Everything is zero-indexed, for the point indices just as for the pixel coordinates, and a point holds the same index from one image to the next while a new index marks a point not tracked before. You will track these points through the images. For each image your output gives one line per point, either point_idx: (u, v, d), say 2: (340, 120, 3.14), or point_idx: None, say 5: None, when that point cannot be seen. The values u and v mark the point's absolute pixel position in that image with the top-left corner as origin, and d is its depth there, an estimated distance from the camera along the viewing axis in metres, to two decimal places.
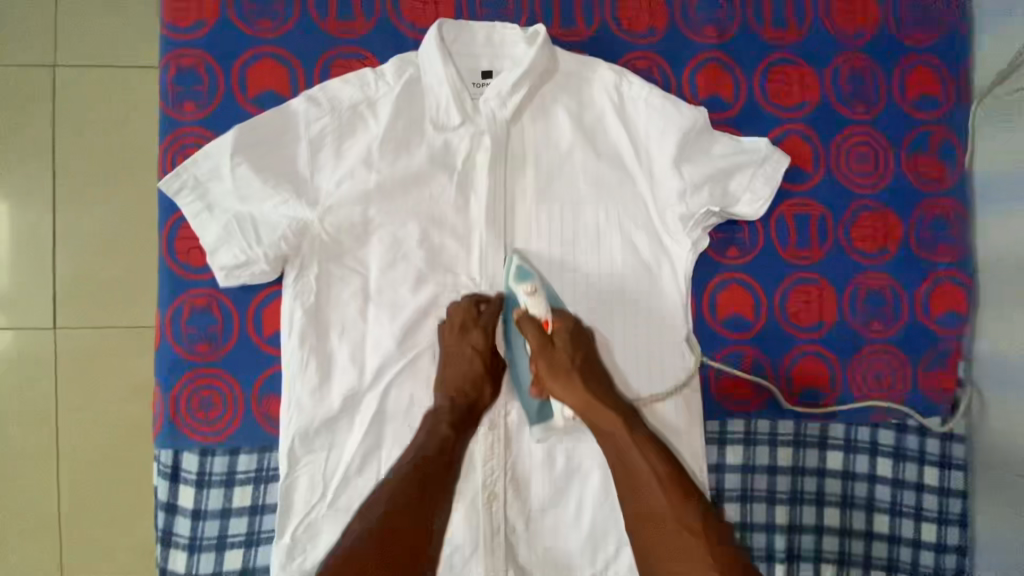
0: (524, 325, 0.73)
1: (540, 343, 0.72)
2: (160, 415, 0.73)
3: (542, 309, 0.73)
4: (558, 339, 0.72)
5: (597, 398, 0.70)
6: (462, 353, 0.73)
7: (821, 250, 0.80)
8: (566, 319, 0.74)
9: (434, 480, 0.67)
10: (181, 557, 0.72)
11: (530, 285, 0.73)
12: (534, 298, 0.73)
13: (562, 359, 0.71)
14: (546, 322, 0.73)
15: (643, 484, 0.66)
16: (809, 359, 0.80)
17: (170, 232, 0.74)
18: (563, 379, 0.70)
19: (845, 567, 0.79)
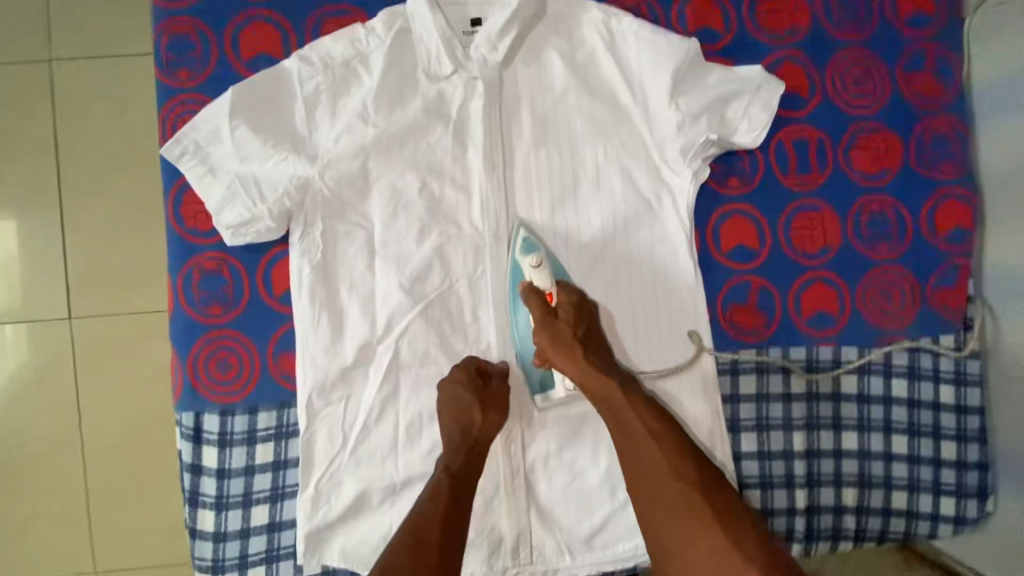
0: (527, 297, 0.73)
1: (542, 316, 0.71)
2: (179, 378, 0.74)
3: (546, 282, 0.73)
4: (560, 310, 0.72)
5: (598, 367, 0.69)
6: (453, 384, 0.72)
7: (822, 175, 0.80)
8: (571, 292, 0.73)
9: (432, 540, 0.63)
10: (210, 516, 0.74)
11: (535, 258, 0.73)
12: (540, 270, 0.73)
13: (564, 331, 0.70)
14: (551, 295, 0.72)
15: (643, 447, 0.66)
16: (817, 284, 0.80)
17: (175, 198, 0.75)
18: (566, 350, 0.70)
19: (865, 490, 0.79)
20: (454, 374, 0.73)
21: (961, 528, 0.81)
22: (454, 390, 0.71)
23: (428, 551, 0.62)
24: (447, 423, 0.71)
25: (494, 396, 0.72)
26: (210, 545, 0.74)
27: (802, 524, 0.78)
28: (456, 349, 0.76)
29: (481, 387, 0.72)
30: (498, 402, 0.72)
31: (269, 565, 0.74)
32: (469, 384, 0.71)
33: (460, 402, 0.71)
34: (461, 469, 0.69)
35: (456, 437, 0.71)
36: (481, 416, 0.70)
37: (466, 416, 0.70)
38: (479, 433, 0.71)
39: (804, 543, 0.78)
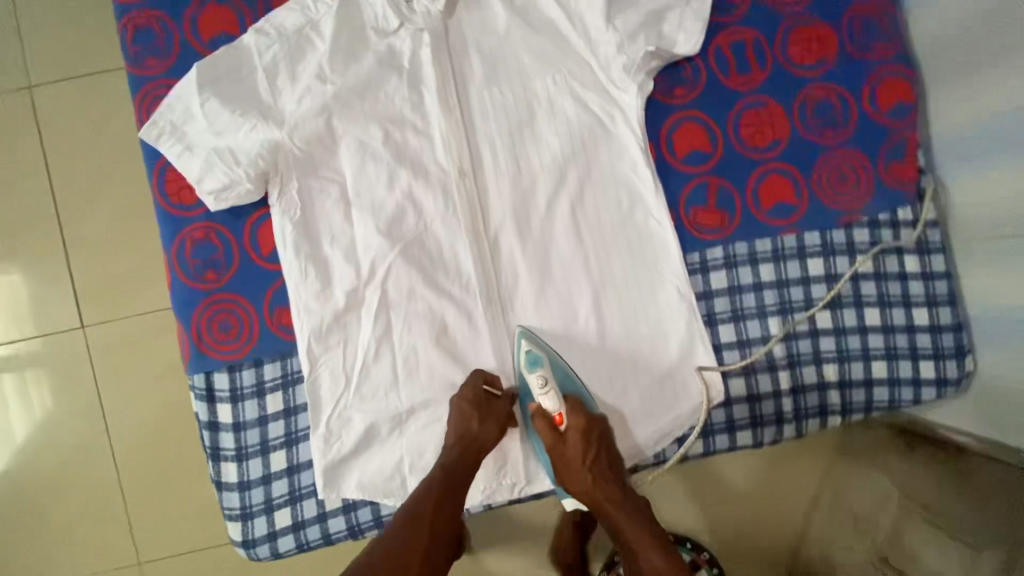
0: (536, 419, 0.77)
1: (552, 438, 0.76)
2: (187, 344, 0.79)
3: (553, 405, 0.76)
4: (569, 434, 0.76)
5: (606, 496, 0.75)
6: (458, 401, 0.76)
7: (763, 73, 0.84)
8: (579, 415, 0.76)
9: (424, 517, 0.71)
10: (232, 467, 0.79)
11: (540, 377, 0.77)
12: (546, 389, 0.76)
13: (573, 460, 0.75)
14: (559, 416, 0.76)
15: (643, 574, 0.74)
16: (772, 177, 0.84)
17: (160, 177, 0.80)
18: (576, 475, 0.75)
19: (846, 364, 0.83)
20: (457, 397, 0.76)
21: (945, 389, 0.84)
22: (458, 405, 0.75)
23: (418, 527, 0.70)
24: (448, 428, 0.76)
25: (494, 414, 0.76)
26: (237, 495, 0.79)
27: (789, 404, 0.83)
28: (439, 284, 0.80)
29: (486, 404, 0.76)
30: (496, 420, 0.76)
31: (294, 505, 0.79)
32: (478, 412, 0.75)
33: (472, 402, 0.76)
34: (455, 466, 0.74)
35: (450, 437, 0.75)
36: (478, 425, 0.75)
37: (463, 427, 0.75)
38: (474, 440, 0.75)
39: (794, 422, 0.83)
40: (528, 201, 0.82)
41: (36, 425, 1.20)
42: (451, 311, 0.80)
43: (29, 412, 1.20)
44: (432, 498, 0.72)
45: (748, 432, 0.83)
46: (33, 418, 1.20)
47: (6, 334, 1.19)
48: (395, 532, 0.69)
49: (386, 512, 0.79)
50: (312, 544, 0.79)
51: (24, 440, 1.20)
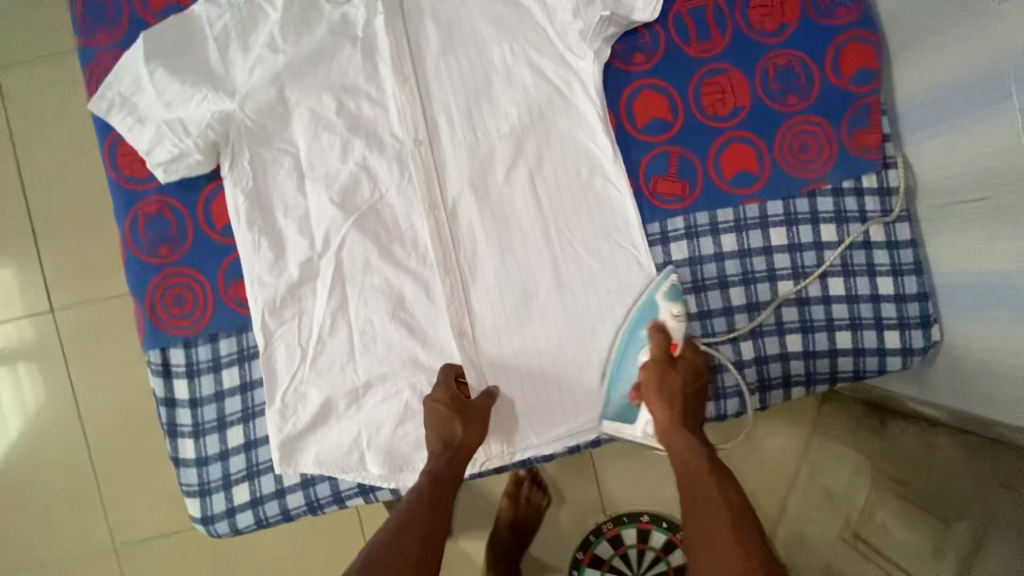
0: (653, 334, 0.78)
1: (664, 358, 0.76)
2: (142, 319, 0.79)
3: (679, 333, 0.78)
4: (681, 362, 0.77)
5: (683, 423, 0.73)
6: (433, 403, 0.75)
7: (723, 39, 0.84)
8: (697, 354, 0.79)
9: (417, 521, 0.64)
10: (190, 442, 0.79)
11: (678, 308, 0.78)
12: (681, 319, 0.78)
13: (677, 382, 0.76)
14: (677, 345, 0.78)
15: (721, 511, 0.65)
16: (735, 145, 0.83)
17: (111, 149, 0.79)
18: (667, 396, 0.74)
19: (809, 334, 0.82)
20: (432, 395, 0.76)
21: (911, 359, 0.83)
22: (434, 407, 0.75)
23: (412, 532, 0.63)
24: (430, 436, 0.74)
25: (473, 413, 0.76)
26: (194, 470, 0.79)
27: (752, 374, 0.82)
28: (397, 257, 0.80)
29: (464, 405, 0.76)
30: (478, 419, 0.75)
31: (251, 481, 0.78)
32: (457, 416, 0.74)
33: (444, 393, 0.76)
34: (445, 472, 0.71)
35: (435, 445, 0.73)
36: (461, 427, 0.74)
37: (446, 429, 0.74)
38: (461, 446, 0.73)
39: (758, 392, 0.82)
40: (486, 172, 0.81)
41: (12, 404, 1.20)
42: (408, 285, 0.80)
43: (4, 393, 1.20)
44: (426, 502, 0.67)
45: (709, 403, 0.82)
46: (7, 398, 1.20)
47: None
48: (385, 536, 0.62)
49: (344, 487, 0.79)
50: (272, 520, 0.79)
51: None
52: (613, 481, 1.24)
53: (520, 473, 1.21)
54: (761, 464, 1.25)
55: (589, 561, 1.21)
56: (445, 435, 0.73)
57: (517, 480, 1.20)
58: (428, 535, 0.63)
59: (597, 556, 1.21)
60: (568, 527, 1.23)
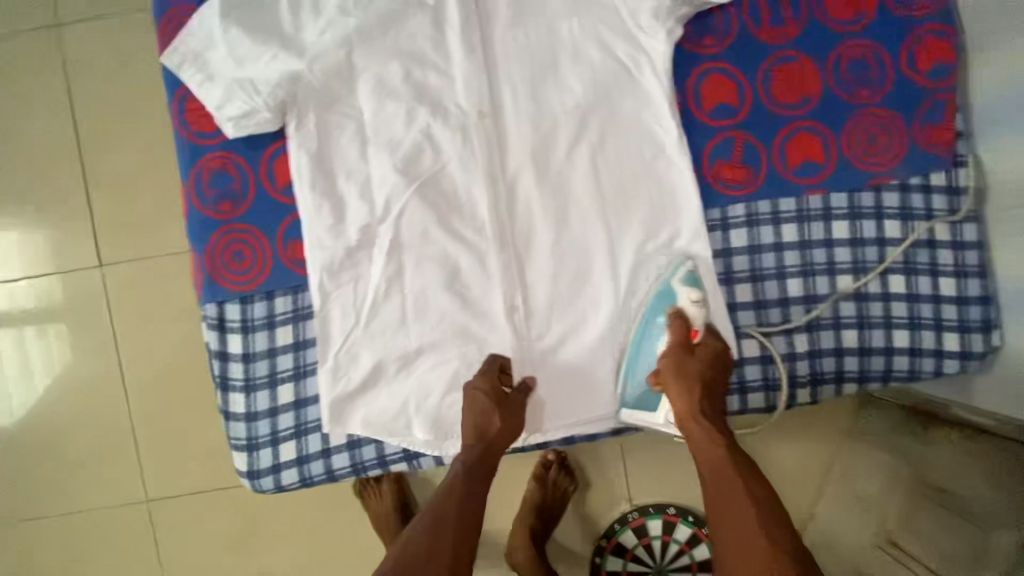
0: (672, 320, 0.75)
1: (683, 345, 0.74)
2: (202, 273, 0.80)
3: (698, 319, 0.76)
4: (698, 348, 0.74)
5: (705, 413, 0.71)
6: (473, 389, 0.74)
7: (797, 25, 0.82)
8: (717, 338, 0.75)
9: (446, 524, 0.68)
10: (240, 397, 0.80)
11: (696, 294, 0.76)
12: (700, 304, 0.76)
13: (692, 367, 0.73)
14: (696, 331, 0.75)
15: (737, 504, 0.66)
16: (802, 134, 0.81)
17: (180, 104, 0.80)
18: (687, 383, 0.72)
19: (866, 331, 0.81)
20: (475, 381, 0.75)
21: (968, 363, 0.82)
22: (474, 395, 0.74)
23: (445, 530, 0.68)
24: (466, 426, 0.74)
25: (512, 404, 0.75)
26: (243, 425, 0.80)
27: (805, 367, 0.81)
28: (454, 227, 0.80)
29: (503, 398, 0.75)
30: (516, 412, 0.75)
31: (299, 439, 0.79)
32: (495, 409, 0.73)
33: (489, 379, 0.75)
34: (476, 468, 0.73)
35: (470, 437, 0.73)
36: (499, 422, 0.73)
37: (484, 419, 0.73)
38: (495, 440, 0.73)
39: (809, 387, 0.81)
40: (548, 147, 0.80)
41: (53, 356, 1.23)
42: (463, 256, 0.80)
43: (33, 352, 1.23)
44: (454, 501, 0.70)
45: (760, 394, 0.81)
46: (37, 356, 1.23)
47: (10, 273, 1.22)
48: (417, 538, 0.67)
49: (389, 451, 0.80)
50: (316, 479, 0.80)
51: (26, 379, 1.23)
52: (639, 470, 1.24)
53: (548, 456, 1.21)
54: (801, 475, 1.22)
55: (612, 549, 1.22)
56: (482, 430, 0.73)
57: (545, 463, 1.20)
58: (457, 540, 0.67)
59: (620, 544, 1.22)
60: (593, 512, 1.24)
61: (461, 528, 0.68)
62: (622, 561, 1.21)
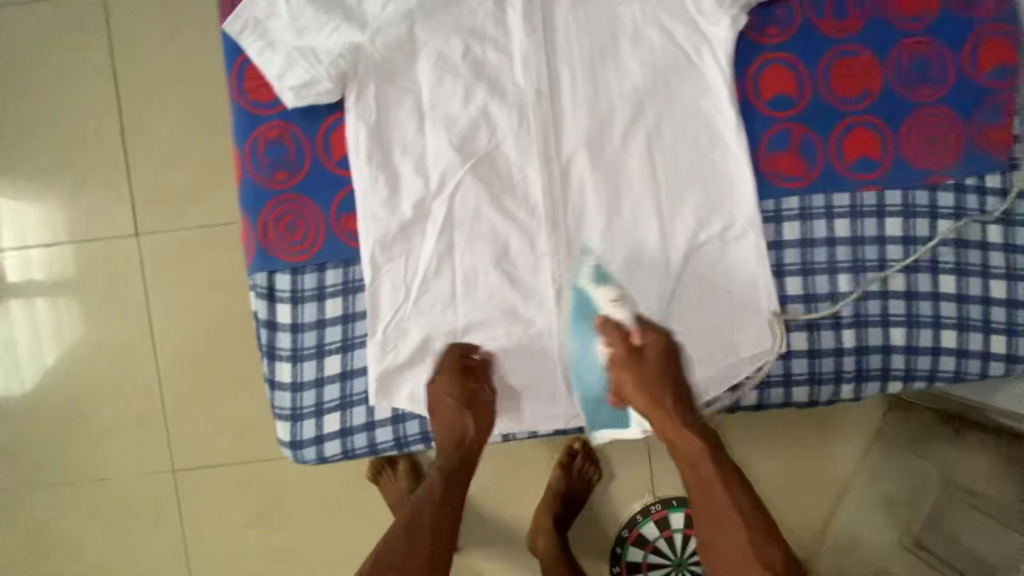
0: (606, 329, 0.72)
1: (628, 355, 0.70)
2: (253, 242, 0.80)
3: (626, 319, 0.72)
4: (647, 352, 0.70)
5: (679, 422, 0.70)
6: (441, 394, 0.75)
7: (859, 20, 0.81)
8: (657, 335, 0.71)
9: (423, 525, 0.74)
10: (287, 367, 0.80)
11: (613, 293, 0.73)
12: (620, 303, 0.72)
13: (654, 378, 0.69)
14: (633, 333, 0.71)
15: (723, 515, 0.70)
16: (859, 129, 0.81)
17: (238, 71, 0.80)
18: (650, 395, 0.70)
19: (914, 329, 0.80)
20: (439, 363, 0.76)
21: (1014, 367, 0.81)
22: (444, 398, 0.75)
23: (421, 533, 0.73)
24: (439, 433, 0.75)
25: (482, 404, 0.76)
26: (288, 395, 0.80)
27: (851, 363, 0.80)
28: (506, 207, 0.80)
29: (472, 395, 0.75)
30: (486, 411, 0.76)
31: (343, 411, 0.80)
32: (465, 412, 0.75)
33: (452, 368, 0.75)
34: (453, 467, 0.76)
35: (446, 442, 0.75)
36: (472, 424, 0.75)
37: (456, 423, 0.74)
38: (472, 439, 0.76)
39: (853, 382, 0.81)
40: (604, 131, 0.80)
41: (77, 325, 1.23)
42: (513, 236, 0.80)
43: (45, 324, 1.23)
44: (433, 501, 0.75)
45: (804, 387, 0.81)
46: (54, 326, 1.23)
47: (27, 244, 1.23)
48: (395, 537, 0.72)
49: None
50: (358, 452, 0.80)
51: (46, 347, 1.23)
52: (663, 463, 1.24)
53: (573, 445, 1.22)
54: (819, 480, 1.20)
55: (633, 540, 1.22)
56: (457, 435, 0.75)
57: (570, 451, 1.21)
58: (434, 539, 0.73)
59: (642, 535, 1.22)
60: (616, 504, 1.24)
61: (436, 532, 0.73)
62: (644, 552, 1.22)
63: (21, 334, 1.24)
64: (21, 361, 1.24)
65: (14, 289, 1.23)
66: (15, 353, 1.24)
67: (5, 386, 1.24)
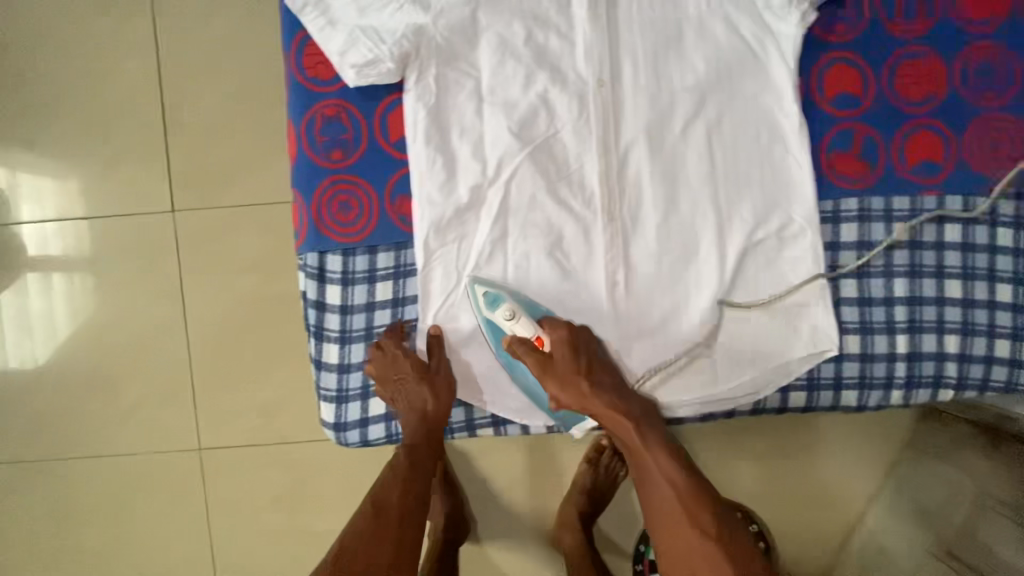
0: (517, 348, 0.76)
1: (540, 359, 0.76)
2: (306, 221, 0.80)
3: (530, 331, 0.76)
4: (554, 351, 0.76)
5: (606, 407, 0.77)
6: (389, 387, 0.77)
7: (927, 22, 0.80)
8: (559, 330, 0.76)
9: (390, 505, 0.78)
10: (335, 348, 0.80)
11: (507, 310, 0.76)
12: (517, 317, 0.76)
13: (567, 370, 0.76)
14: (540, 339, 0.77)
15: (653, 477, 0.78)
16: (921, 133, 0.79)
17: (298, 48, 0.79)
18: (571, 387, 0.76)
19: (968, 337, 0.79)
20: (365, 370, 0.77)
21: None
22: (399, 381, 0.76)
23: (388, 514, 0.77)
24: (401, 409, 0.77)
25: (442, 377, 0.77)
26: (335, 376, 0.80)
27: (902, 369, 0.80)
28: (562, 196, 0.79)
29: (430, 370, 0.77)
30: (446, 385, 0.77)
31: None
32: (421, 388, 0.76)
33: (380, 363, 0.77)
34: (416, 443, 0.78)
35: (409, 418, 0.77)
36: (431, 397, 0.76)
37: (416, 398, 0.76)
38: (433, 414, 0.77)
39: (904, 389, 0.80)
40: (665, 122, 0.78)
41: (108, 299, 1.23)
42: (567, 225, 0.79)
43: (76, 297, 1.23)
44: (398, 478, 0.79)
45: (854, 392, 0.80)
46: (84, 300, 1.23)
47: (43, 216, 1.22)
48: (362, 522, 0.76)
49: (478, 416, 0.82)
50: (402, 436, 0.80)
51: (75, 321, 1.23)
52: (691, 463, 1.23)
53: (601, 441, 1.20)
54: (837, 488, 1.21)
55: None
56: (419, 412, 0.77)
57: (598, 447, 1.20)
58: (402, 519, 0.77)
59: None
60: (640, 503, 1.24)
61: (402, 510, 0.77)
62: None
63: (36, 306, 1.23)
64: (38, 334, 1.23)
65: (42, 263, 1.23)
66: (42, 325, 1.23)
67: (21, 359, 1.23)
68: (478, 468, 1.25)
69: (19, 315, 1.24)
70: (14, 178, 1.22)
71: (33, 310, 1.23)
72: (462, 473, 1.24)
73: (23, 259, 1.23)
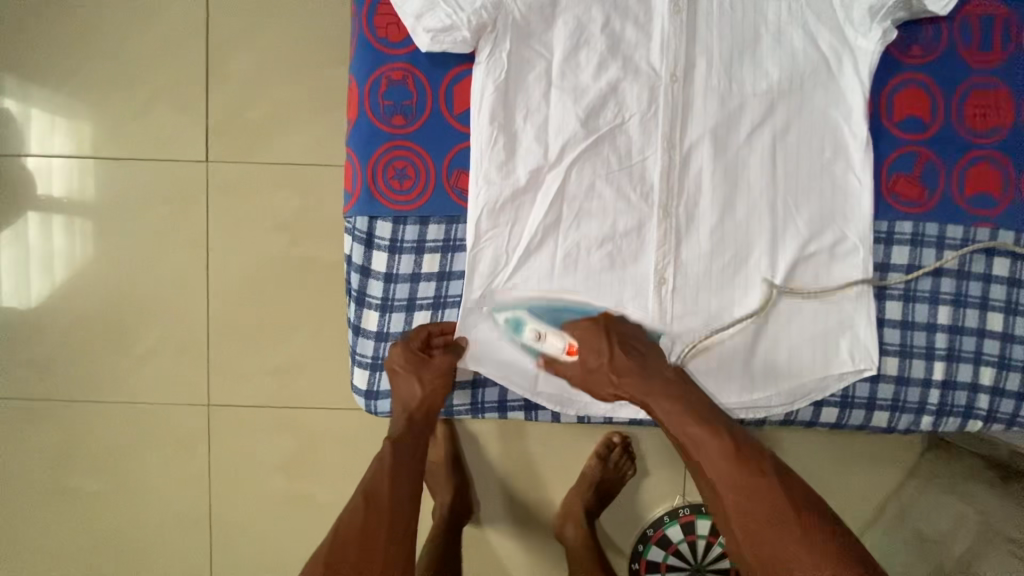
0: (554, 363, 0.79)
1: (573, 368, 0.78)
2: (359, 183, 0.78)
3: (559, 342, 0.78)
4: (585, 354, 0.77)
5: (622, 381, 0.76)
6: (389, 373, 0.78)
7: (1002, 54, 0.79)
8: (578, 326, 0.78)
9: (380, 497, 0.74)
10: (375, 315, 0.80)
11: (532, 332, 0.78)
12: (546, 333, 0.79)
13: (589, 346, 0.77)
14: (569, 346, 0.78)
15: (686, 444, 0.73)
16: (982, 163, 0.79)
17: (372, 7, 0.77)
18: (593, 365, 0.77)
19: (1004, 371, 0.80)
20: (386, 365, 0.78)
21: None
22: (394, 370, 0.77)
23: (378, 506, 0.73)
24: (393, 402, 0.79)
25: (432, 370, 0.76)
26: (372, 343, 0.80)
27: (934, 395, 0.80)
28: (621, 187, 0.78)
29: (423, 362, 0.77)
30: (434, 376, 0.77)
31: None
32: (412, 377, 0.77)
33: (390, 365, 0.78)
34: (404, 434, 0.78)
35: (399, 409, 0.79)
36: (419, 388, 0.77)
37: (408, 392, 0.78)
38: (421, 404, 0.78)
39: (935, 415, 0.80)
40: (731, 125, 0.78)
41: (126, 242, 1.21)
42: (623, 218, 0.78)
43: (90, 237, 1.21)
44: (384, 471, 0.76)
45: (886, 413, 0.81)
46: (98, 241, 1.21)
47: (55, 154, 1.20)
48: (353, 513, 0.73)
49: (511, 397, 0.82)
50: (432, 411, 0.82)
51: (90, 261, 1.21)
52: None
53: (612, 438, 1.21)
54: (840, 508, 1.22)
55: (656, 539, 1.22)
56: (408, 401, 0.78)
57: (609, 444, 1.20)
58: (392, 512, 0.74)
59: (666, 537, 1.22)
60: (643, 503, 1.24)
61: (393, 502, 0.74)
62: (664, 553, 1.23)
63: (36, 242, 1.21)
64: (41, 271, 1.21)
65: (59, 199, 1.20)
66: (42, 261, 1.21)
67: (14, 295, 1.21)
68: (486, 453, 1.24)
69: (23, 249, 1.21)
70: (28, 110, 1.19)
71: (33, 248, 1.21)
72: (470, 455, 1.24)
73: (33, 193, 1.20)
